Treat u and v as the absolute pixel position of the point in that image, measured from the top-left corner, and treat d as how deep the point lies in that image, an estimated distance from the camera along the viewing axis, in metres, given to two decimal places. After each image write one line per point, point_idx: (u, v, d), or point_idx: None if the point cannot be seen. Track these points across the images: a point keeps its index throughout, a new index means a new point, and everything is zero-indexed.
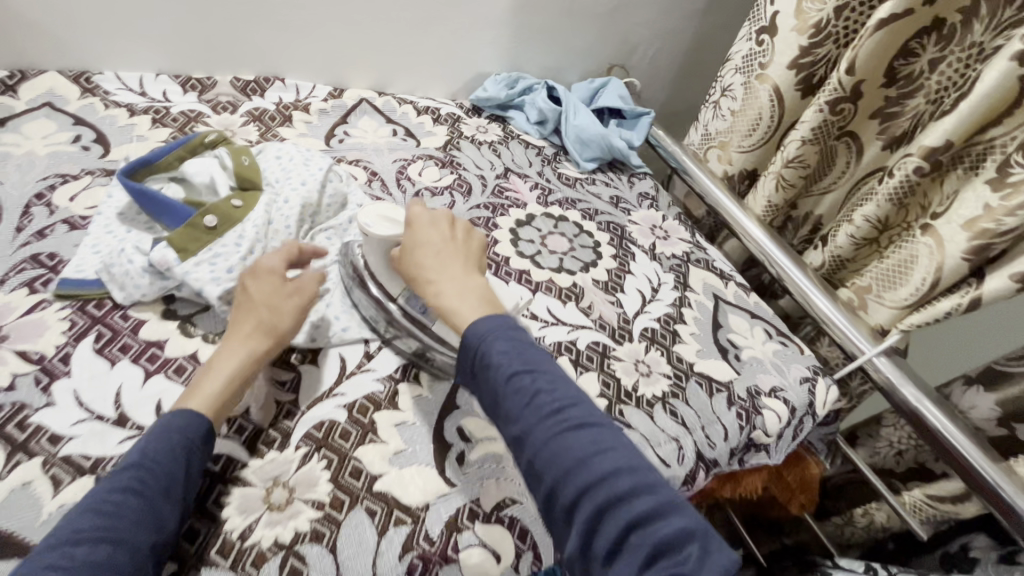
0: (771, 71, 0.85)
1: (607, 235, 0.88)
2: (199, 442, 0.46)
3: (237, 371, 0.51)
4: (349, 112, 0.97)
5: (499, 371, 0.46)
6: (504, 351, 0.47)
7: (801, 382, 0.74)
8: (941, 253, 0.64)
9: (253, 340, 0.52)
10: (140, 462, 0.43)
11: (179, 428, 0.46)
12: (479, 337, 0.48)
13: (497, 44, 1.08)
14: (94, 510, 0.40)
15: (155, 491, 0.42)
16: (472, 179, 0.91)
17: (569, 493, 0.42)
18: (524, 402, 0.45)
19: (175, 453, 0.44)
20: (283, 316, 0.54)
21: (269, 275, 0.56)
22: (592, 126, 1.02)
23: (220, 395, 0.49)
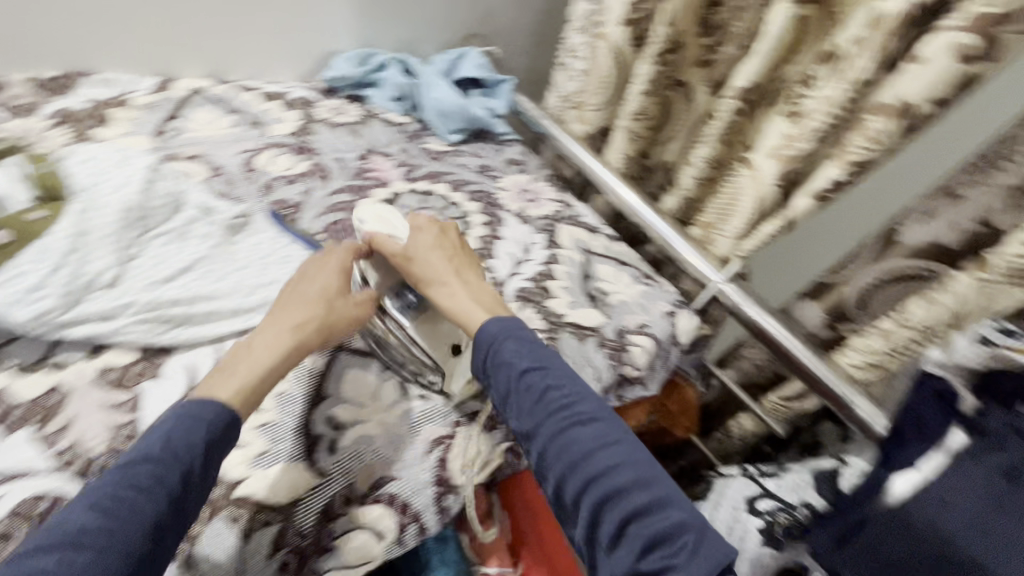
0: (607, 30, 0.89)
1: (477, 204, 0.89)
2: (220, 434, 0.45)
3: (271, 365, 0.49)
4: (182, 105, 0.88)
5: (511, 366, 0.52)
6: (515, 351, 0.53)
7: (664, 316, 0.80)
8: (760, 182, 0.71)
9: (301, 332, 0.52)
10: (160, 455, 0.42)
11: (203, 419, 0.44)
12: (494, 336, 0.54)
13: (341, 19, 1.03)
14: (100, 507, 0.39)
15: (168, 487, 0.41)
16: (330, 163, 0.87)
17: (573, 490, 0.48)
18: (535, 400, 0.51)
19: (194, 446, 0.43)
20: (340, 315, 0.54)
21: (334, 274, 0.56)
22: (451, 97, 1.01)
23: (250, 384, 0.48)
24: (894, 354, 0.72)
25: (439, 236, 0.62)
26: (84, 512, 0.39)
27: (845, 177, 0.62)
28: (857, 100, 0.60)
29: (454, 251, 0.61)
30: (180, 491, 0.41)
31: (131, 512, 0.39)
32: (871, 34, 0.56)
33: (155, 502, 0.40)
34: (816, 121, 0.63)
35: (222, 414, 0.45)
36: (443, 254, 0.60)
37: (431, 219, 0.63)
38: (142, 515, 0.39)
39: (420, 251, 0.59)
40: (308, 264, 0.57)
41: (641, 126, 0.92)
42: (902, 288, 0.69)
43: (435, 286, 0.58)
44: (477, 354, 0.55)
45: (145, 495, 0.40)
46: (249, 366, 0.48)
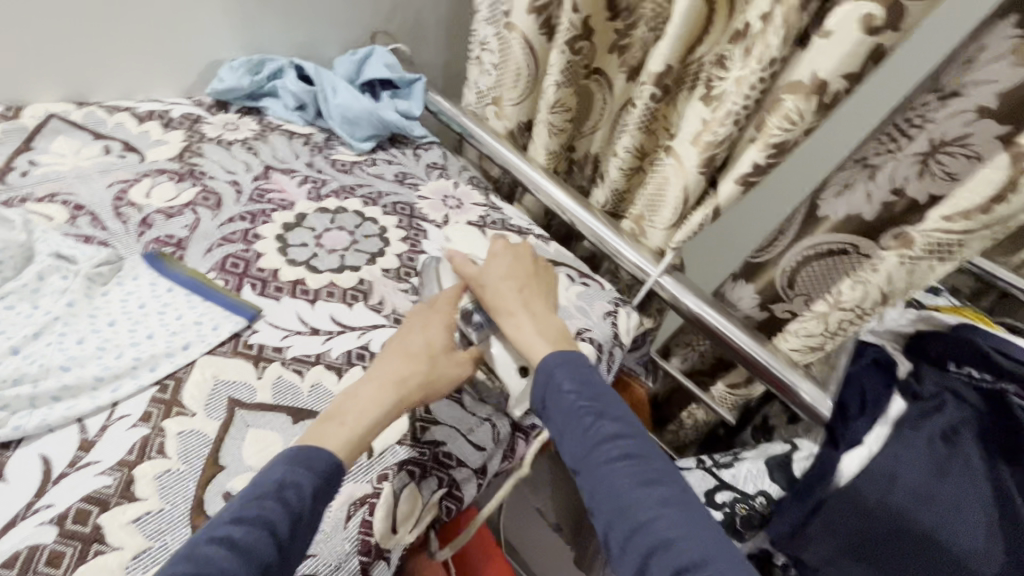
0: (516, 20, 0.84)
1: (395, 218, 0.82)
2: (325, 484, 0.44)
3: (380, 418, 0.48)
4: (33, 136, 0.76)
5: (567, 401, 0.52)
6: (571, 387, 0.52)
7: (604, 318, 0.76)
8: (683, 171, 0.68)
9: (403, 388, 0.50)
10: (277, 498, 0.41)
11: (314, 466, 0.43)
12: (551, 370, 0.53)
13: (223, 23, 0.92)
14: (215, 544, 0.38)
15: (283, 529, 0.40)
16: (223, 187, 0.78)
17: (621, 535, 0.46)
18: (587, 438, 0.50)
19: (308, 489, 0.42)
20: (442, 373, 0.53)
21: (438, 326, 0.56)
22: (357, 102, 0.92)
23: (356, 439, 0.47)
24: (831, 334, 0.72)
25: (513, 267, 0.63)
26: (200, 549, 0.38)
27: (765, 160, 0.59)
28: (771, 79, 0.58)
29: (524, 281, 0.62)
30: (292, 534, 0.41)
31: (248, 554, 0.38)
32: (777, 9, 0.54)
33: (271, 545, 0.39)
34: (731, 105, 0.60)
35: (333, 473, 0.44)
36: (512, 283, 0.61)
37: (509, 249, 0.66)
38: (259, 556, 0.38)
39: (494, 280, 0.61)
40: (416, 315, 0.58)
41: (560, 118, 0.85)
42: (833, 261, 0.68)
43: (510, 314, 0.59)
44: (534, 390, 0.54)
45: (261, 538, 0.39)
46: (359, 416, 0.48)
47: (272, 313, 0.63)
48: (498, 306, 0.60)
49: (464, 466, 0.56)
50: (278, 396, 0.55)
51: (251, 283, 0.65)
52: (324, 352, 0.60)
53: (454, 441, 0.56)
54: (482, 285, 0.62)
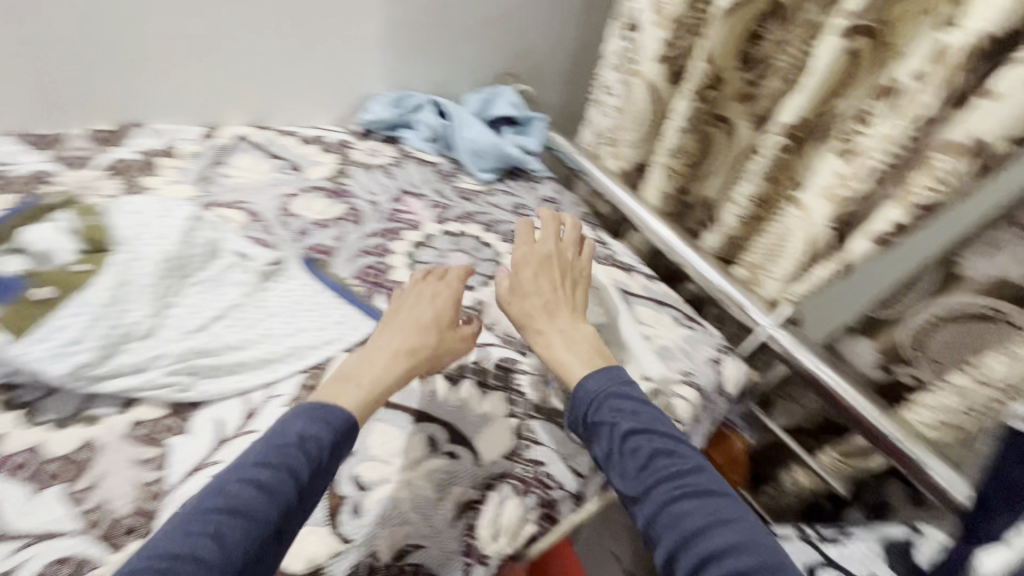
0: (642, 66, 0.87)
1: (510, 245, 0.87)
2: (342, 438, 0.46)
3: (390, 384, 0.52)
4: (224, 152, 0.91)
5: (619, 425, 0.51)
6: (623, 410, 0.52)
7: (708, 362, 0.75)
8: (809, 223, 0.67)
9: (412, 359, 0.54)
10: (297, 448, 0.43)
11: (330, 424, 0.46)
12: (596, 393, 0.54)
13: (379, 65, 1.05)
14: (243, 480, 0.41)
15: (301, 475, 0.42)
16: (365, 206, 0.88)
17: (687, 563, 0.43)
18: (640, 464, 0.49)
19: (324, 442, 0.45)
20: (446, 347, 0.57)
21: (443, 305, 0.60)
22: (484, 136, 1.01)
23: (366, 402, 0.49)
24: (972, 411, 0.64)
25: (538, 273, 0.65)
26: (229, 484, 0.41)
27: (910, 220, 0.57)
28: (921, 137, 0.56)
29: (557, 293, 0.64)
30: (312, 481, 0.43)
31: (271, 493, 0.41)
32: (930, 68, 0.53)
33: (292, 488, 0.42)
34: (874, 160, 0.59)
35: (350, 432, 0.47)
36: (540, 296, 0.63)
37: (531, 253, 0.67)
38: (282, 498, 0.41)
39: (523, 292, 0.63)
40: (423, 290, 0.62)
41: (680, 163, 0.89)
42: (975, 326, 0.62)
43: (541, 330, 0.61)
44: (580, 411, 0.54)
45: (283, 480, 0.42)
46: (372, 378, 0.51)
47: None
48: (529, 322, 0.62)
49: (563, 488, 0.57)
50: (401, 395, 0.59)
51: (383, 292, 0.73)
52: None
53: (556, 464, 0.58)
54: (511, 294, 0.64)
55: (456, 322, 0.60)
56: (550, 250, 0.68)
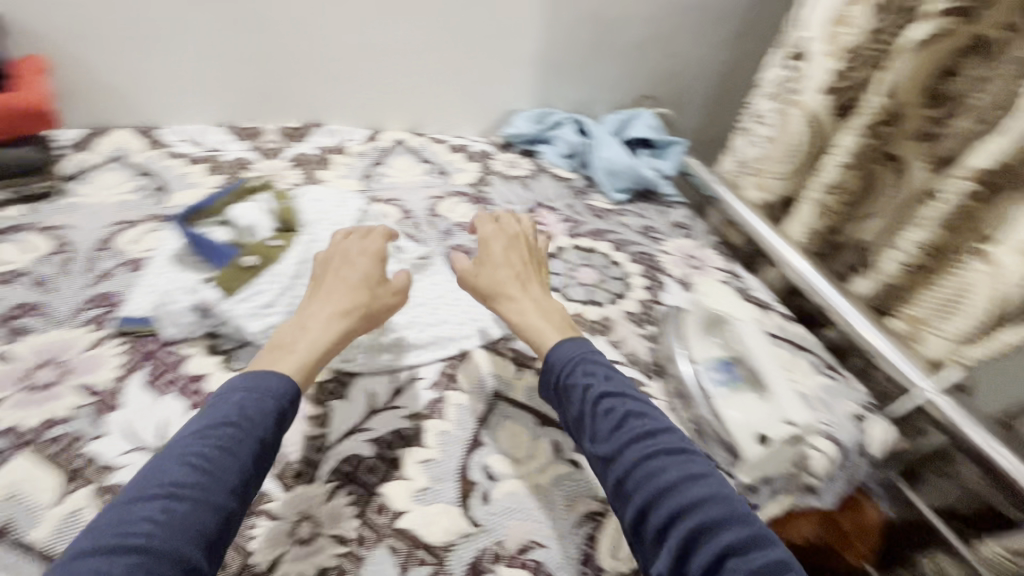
0: (804, 95, 0.84)
1: (639, 265, 0.87)
2: (286, 406, 0.47)
3: (327, 343, 0.54)
4: (385, 154, 1.00)
5: (589, 388, 0.51)
6: (592, 375, 0.53)
7: (852, 419, 0.69)
8: (1000, 279, 0.62)
9: (349, 318, 0.56)
10: (236, 421, 0.44)
11: (269, 392, 0.47)
12: (568, 359, 0.55)
13: (528, 82, 1.10)
14: (188, 458, 0.41)
15: (247, 449, 0.43)
16: (503, 214, 0.92)
17: (659, 515, 0.43)
18: (614, 425, 0.49)
19: (268, 414, 0.45)
20: (380, 304, 0.59)
21: (367, 264, 0.61)
22: (621, 157, 1.02)
23: (309, 362, 0.51)
24: None
25: (507, 251, 0.69)
26: (172, 465, 0.40)
27: None
28: None
29: (521, 266, 0.67)
30: (261, 451, 0.44)
31: (225, 466, 0.41)
32: None
33: (243, 457, 0.42)
34: None
35: (291, 387, 0.48)
36: (510, 269, 0.66)
37: (501, 233, 0.71)
38: (232, 468, 0.41)
39: (490, 267, 0.66)
40: (349, 249, 0.63)
41: (836, 200, 0.84)
42: None
43: (512, 299, 0.63)
44: (552, 377, 0.55)
45: (230, 453, 0.42)
46: (313, 341, 0.53)
47: None
48: (496, 289, 0.64)
49: None
50: (530, 399, 0.63)
51: None
52: None
53: None
54: (477, 270, 0.67)
55: (382, 278, 0.61)
56: (517, 232, 0.73)
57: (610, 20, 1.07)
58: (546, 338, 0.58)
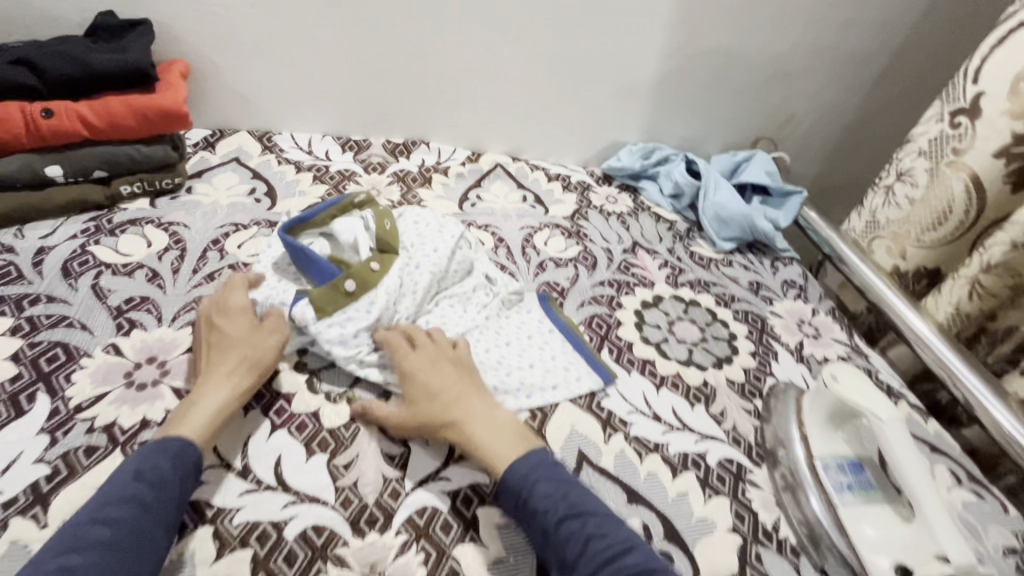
0: (968, 158, 0.74)
1: (745, 326, 0.79)
2: (189, 464, 0.46)
3: (223, 401, 0.51)
4: (484, 177, 0.98)
5: (547, 513, 0.47)
6: (548, 498, 0.48)
7: (1004, 554, 0.57)
8: None
9: (238, 375, 0.52)
10: (135, 482, 0.43)
11: (166, 451, 0.46)
12: (524, 480, 0.49)
13: (638, 115, 1.05)
14: (91, 527, 0.40)
15: (151, 509, 0.42)
16: (599, 252, 0.87)
17: None
18: (578, 551, 0.45)
19: (169, 470, 0.44)
20: (263, 349, 0.55)
21: (246, 322, 0.57)
22: (734, 204, 0.94)
23: (208, 424, 0.49)
24: None
25: (442, 372, 0.56)
26: (76, 534, 0.40)
27: None
28: None
29: (464, 373, 0.57)
30: (166, 508, 0.43)
31: (128, 530, 0.40)
32: None
33: (146, 518, 0.41)
34: None
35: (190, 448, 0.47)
36: (456, 381, 0.56)
37: (433, 350, 0.58)
38: (138, 529, 0.40)
39: (423, 396, 0.54)
40: (221, 308, 0.58)
41: (998, 283, 0.71)
42: None
43: (468, 427, 0.53)
44: (509, 504, 0.49)
45: (132, 516, 0.41)
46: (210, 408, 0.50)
47: (621, 385, 0.66)
48: (447, 419, 0.53)
49: None
50: (619, 469, 0.58)
51: (609, 347, 0.71)
52: (663, 444, 0.61)
53: None
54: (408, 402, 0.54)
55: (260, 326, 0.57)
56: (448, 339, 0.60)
57: (741, 54, 1.00)
58: (500, 463, 0.51)
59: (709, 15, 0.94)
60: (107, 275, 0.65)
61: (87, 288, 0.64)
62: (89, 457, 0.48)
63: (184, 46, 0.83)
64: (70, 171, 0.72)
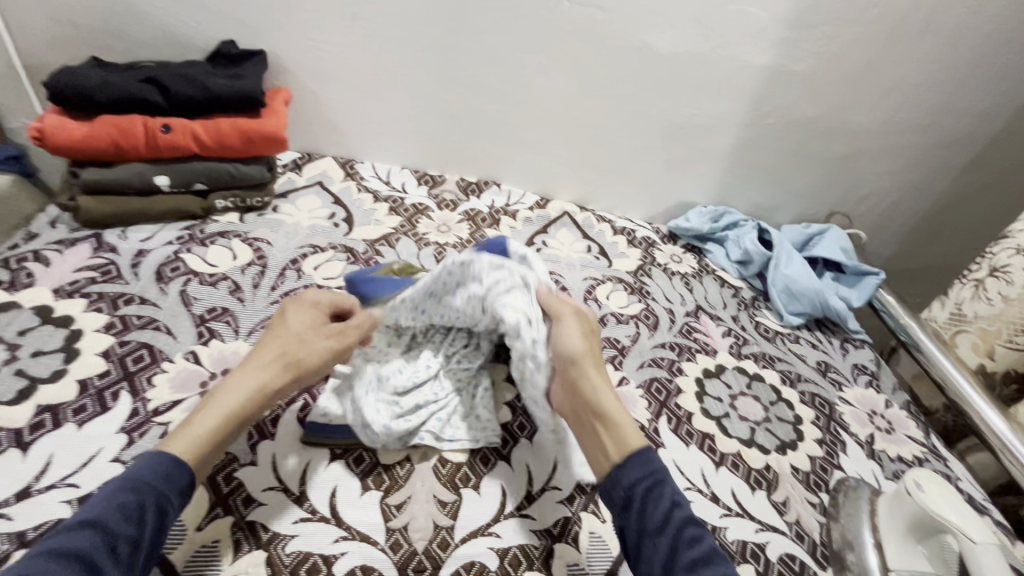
0: None
1: (812, 410, 0.75)
2: (155, 495, 0.41)
3: (237, 402, 0.48)
4: (550, 224, 0.99)
5: (679, 508, 0.46)
6: (680, 497, 0.47)
7: None
8: None
9: (265, 372, 0.50)
10: (108, 524, 0.38)
11: (136, 482, 0.41)
12: (657, 470, 0.49)
13: (711, 177, 1.04)
14: None
15: (104, 556, 0.37)
16: (661, 312, 0.85)
17: None
18: (700, 555, 0.44)
19: (132, 508, 0.40)
20: (310, 352, 0.52)
21: (309, 307, 0.56)
22: (806, 279, 0.91)
23: (208, 432, 0.46)
24: None
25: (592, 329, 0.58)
26: None
27: None
28: None
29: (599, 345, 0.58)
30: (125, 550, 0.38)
31: None
32: None
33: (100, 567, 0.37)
34: None
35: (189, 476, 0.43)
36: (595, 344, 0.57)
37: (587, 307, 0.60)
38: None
39: (591, 341, 0.57)
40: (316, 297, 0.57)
41: None
42: None
43: (598, 381, 0.54)
44: (635, 474, 0.48)
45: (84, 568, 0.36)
46: (219, 411, 0.47)
47: (679, 458, 0.64)
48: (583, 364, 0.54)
49: None
50: None
51: (668, 415, 0.69)
52: (720, 528, 0.58)
53: None
54: (581, 329, 0.57)
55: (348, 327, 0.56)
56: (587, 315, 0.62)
57: (825, 128, 0.99)
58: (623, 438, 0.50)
59: (797, 88, 0.93)
60: (195, 283, 0.69)
61: (175, 293, 0.67)
62: None
63: (290, 75, 0.89)
64: (175, 182, 0.77)
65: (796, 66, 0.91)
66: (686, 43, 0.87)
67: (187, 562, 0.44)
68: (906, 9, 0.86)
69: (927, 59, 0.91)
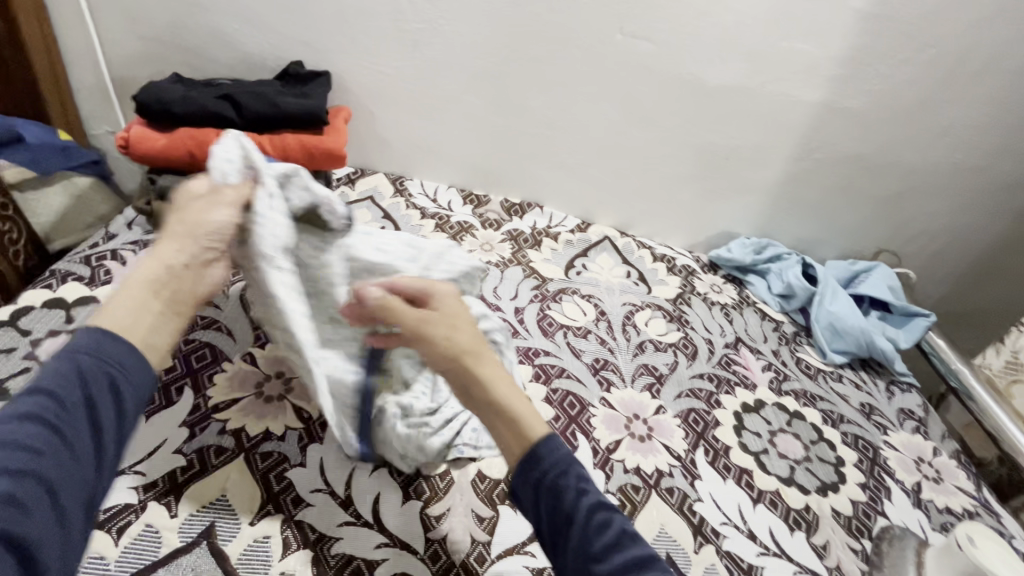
0: None
1: (855, 453, 0.73)
2: (99, 358, 0.37)
3: (153, 277, 0.41)
4: (591, 247, 1.00)
5: (583, 497, 0.42)
6: (583, 479, 0.43)
7: None
8: None
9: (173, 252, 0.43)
10: (50, 389, 0.35)
11: (76, 350, 0.37)
12: (559, 456, 0.44)
13: (754, 210, 1.04)
14: None
15: (56, 419, 0.35)
16: (699, 342, 0.85)
17: None
18: (608, 542, 0.40)
19: (78, 371, 0.36)
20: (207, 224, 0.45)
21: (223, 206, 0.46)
22: (852, 318, 0.90)
23: (132, 314, 0.39)
24: None
25: (451, 306, 0.48)
26: None
27: None
28: None
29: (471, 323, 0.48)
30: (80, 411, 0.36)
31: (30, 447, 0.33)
32: None
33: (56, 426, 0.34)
34: None
35: (131, 350, 0.38)
36: (465, 325, 0.48)
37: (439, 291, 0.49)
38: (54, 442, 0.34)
39: (466, 325, 0.48)
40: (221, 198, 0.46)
41: None
42: None
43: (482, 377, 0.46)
44: (534, 472, 0.43)
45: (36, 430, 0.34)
46: (137, 288, 0.41)
47: (717, 492, 0.63)
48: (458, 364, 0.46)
49: None
50: None
51: (705, 447, 0.68)
52: (757, 567, 0.57)
53: None
54: (445, 323, 0.47)
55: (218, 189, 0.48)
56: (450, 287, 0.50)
57: (875, 164, 0.97)
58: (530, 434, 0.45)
59: (848, 125, 0.93)
60: None
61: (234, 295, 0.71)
62: (217, 457, 0.53)
63: (351, 96, 0.94)
64: None
65: (848, 103, 0.90)
66: (735, 77, 0.88)
67: (240, 555, 0.47)
68: (966, 50, 0.85)
69: (986, 100, 0.90)
